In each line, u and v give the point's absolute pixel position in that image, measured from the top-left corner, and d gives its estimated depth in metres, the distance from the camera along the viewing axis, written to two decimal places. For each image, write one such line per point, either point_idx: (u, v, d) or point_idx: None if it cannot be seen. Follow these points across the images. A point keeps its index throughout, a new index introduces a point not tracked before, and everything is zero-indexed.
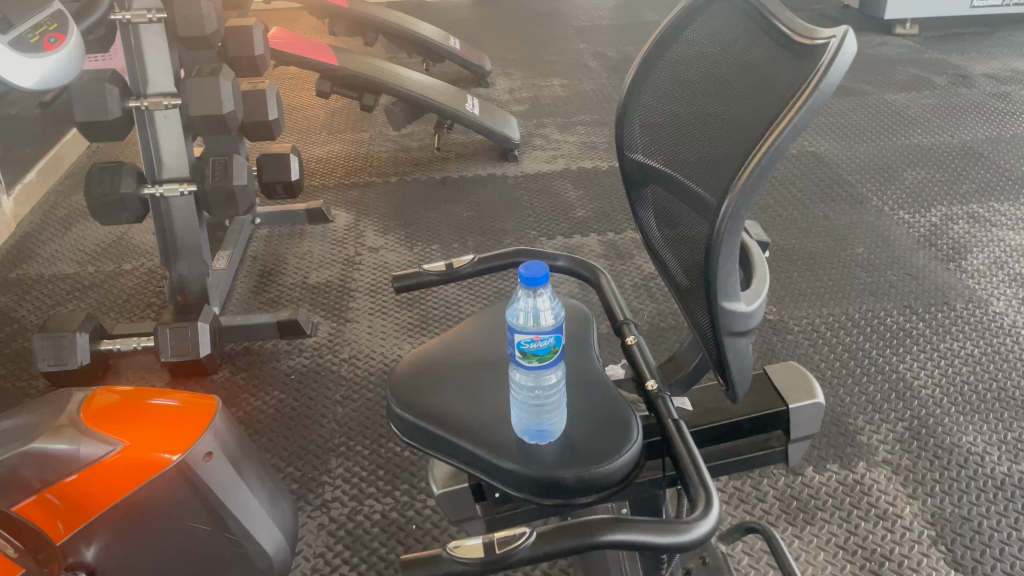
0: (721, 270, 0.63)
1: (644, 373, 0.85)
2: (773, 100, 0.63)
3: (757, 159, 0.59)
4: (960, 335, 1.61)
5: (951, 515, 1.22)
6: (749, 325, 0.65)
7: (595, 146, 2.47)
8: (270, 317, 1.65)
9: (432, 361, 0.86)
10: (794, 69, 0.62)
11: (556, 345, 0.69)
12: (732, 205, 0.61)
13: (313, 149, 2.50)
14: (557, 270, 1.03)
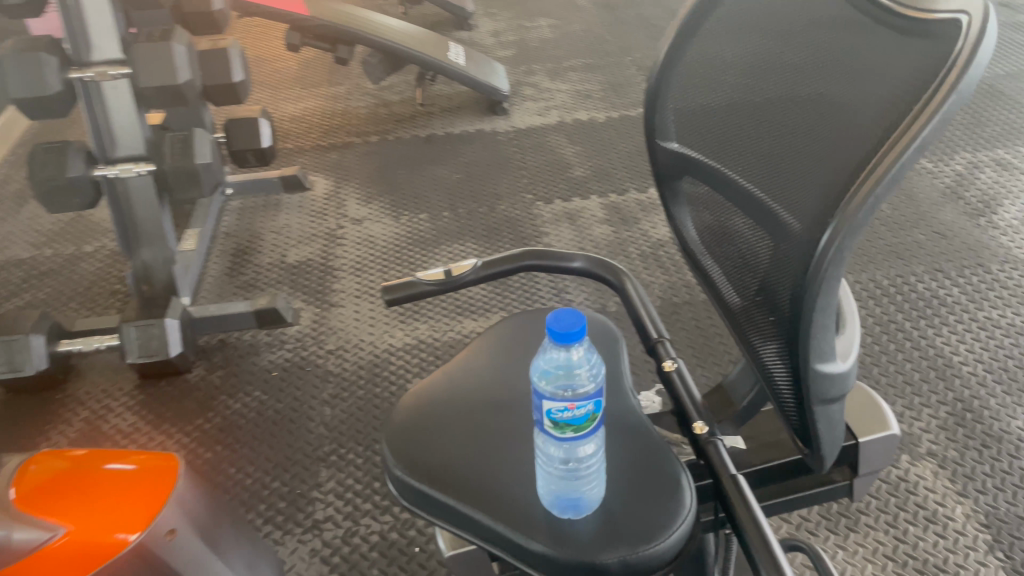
0: (816, 324, 0.49)
1: (691, 414, 0.73)
2: (880, 100, 0.49)
3: (870, 184, 0.45)
4: (997, 302, 1.49)
5: (1007, 514, 1.12)
6: (843, 389, 0.53)
7: (590, 94, 2.29)
8: (247, 305, 1.50)
9: (436, 403, 0.73)
10: (907, 60, 0.48)
11: (596, 412, 0.56)
12: (833, 244, 0.47)
13: (286, 107, 2.31)
14: (572, 273, 0.90)
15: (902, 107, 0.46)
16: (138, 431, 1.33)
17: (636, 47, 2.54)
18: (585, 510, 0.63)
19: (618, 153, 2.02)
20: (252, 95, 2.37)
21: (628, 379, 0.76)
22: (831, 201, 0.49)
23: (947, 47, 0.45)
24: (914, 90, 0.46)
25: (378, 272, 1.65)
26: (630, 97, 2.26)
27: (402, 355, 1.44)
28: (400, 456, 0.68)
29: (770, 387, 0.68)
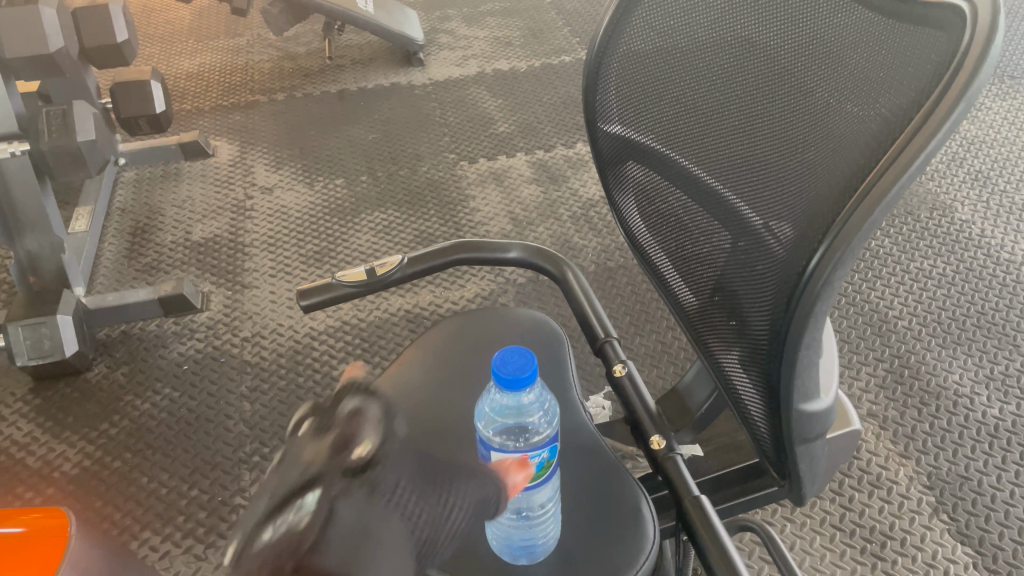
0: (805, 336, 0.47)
1: (646, 422, 0.67)
2: (872, 97, 0.44)
3: (866, 206, 0.41)
4: (929, 252, 1.46)
5: (949, 475, 1.12)
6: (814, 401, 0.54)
7: (509, 41, 2.17)
8: (149, 292, 1.37)
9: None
10: (900, 55, 0.43)
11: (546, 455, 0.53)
12: (830, 271, 0.43)
13: (181, 62, 2.12)
14: (508, 264, 0.82)
15: (898, 113, 0.41)
16: (35, 442, 1.21)
17: None
18: (541, 556, 0.58)
19: (542, 105, 1.93)
20: (143, 51, 2.17)
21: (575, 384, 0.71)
22: (819, 215, 0.45)
23: (951, 41, 0.40)
24: (916, 94, 0.41)
25: (294, 246, 1.54)
26: (551, 43, 2.15)
27: (324, 340, 1.34)
28: None
29: (723, 385, 0.63)
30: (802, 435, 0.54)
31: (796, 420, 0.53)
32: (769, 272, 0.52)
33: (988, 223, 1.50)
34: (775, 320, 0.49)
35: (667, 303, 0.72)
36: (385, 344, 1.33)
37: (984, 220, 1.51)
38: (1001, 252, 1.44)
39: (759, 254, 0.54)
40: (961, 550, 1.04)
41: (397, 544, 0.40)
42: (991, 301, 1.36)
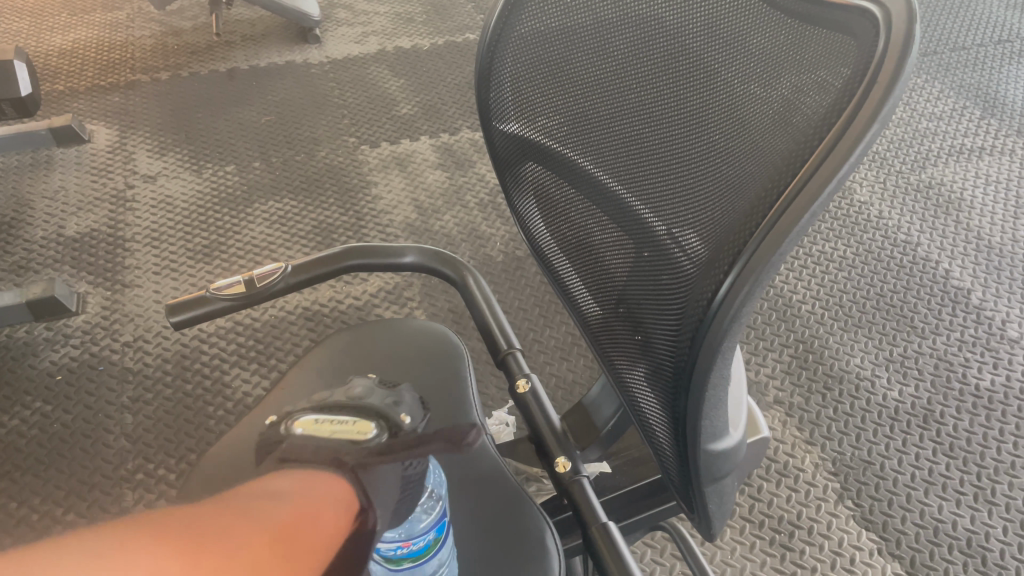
0: (711, 370, 0.44)
1: (549, 440, 0.63)
2: (785, 96, 0.40)
3: (777, 235, 0.37)
4: (829, 235, 1.47)
5: (853, 460, 1.13)
6: (720, 433, 0.51)
7: (411, 18, 2.08)
8: (16, 295, 1.25)
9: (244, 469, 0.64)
10: (809, 57, 0.40)
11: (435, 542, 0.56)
12: (738, 304, 0.39)
13: (52, 38, 1.95)
14: (404, 270, 0.77)
15: (806, 132, 0.37)
16: None
17: None
18: None
19: (446, 85, 1.86)
20: (9, 25, 1.99)
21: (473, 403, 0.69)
22: (727, 239, 0.41)
23: (862, 49, 0.36)
24: (825, 110, 0.36)
25: (180, 241, 1.43)
26: (454, 19, 2.07)
27: (214, 342, 1.26)
28: None
29: (629, 406, 0.59)
30: (711, 474, 0.52)
31: (704, 459, 0.50)
32: (674, 286, 0.48)
33: (885, 205, 1.52)
34: (681, 348, 0.45)
35: (572, 313, 0.68)
36: (280, 345, 1.26)
37: (881, 202, 1.53)
38: (898, 233, 1.46)
39: (663, 264, 0.50)
40: (865, 536, 1.05)
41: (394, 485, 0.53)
42: (889, 282, 1.38)
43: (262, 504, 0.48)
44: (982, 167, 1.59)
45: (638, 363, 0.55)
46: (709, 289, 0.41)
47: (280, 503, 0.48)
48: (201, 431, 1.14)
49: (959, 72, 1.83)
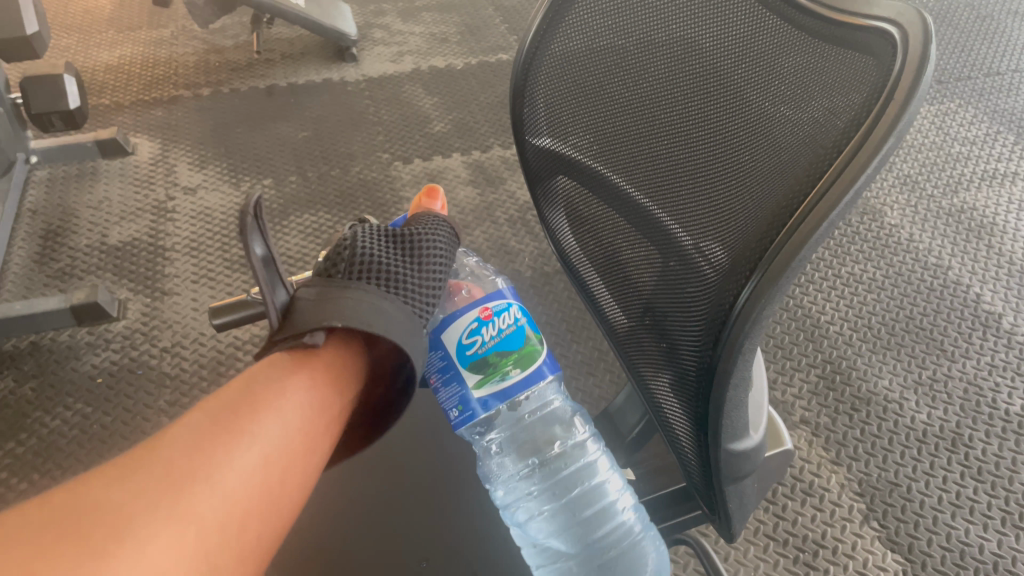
0: (733, 374, 0.46)
1: None
2: (809, 113, 0.42)
3: (796, 244, 0.38)
4: (859, 257, 1.47)
5: (879, 481, 1.13)
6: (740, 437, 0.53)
7: (446, 38, 2.13)
8: (61, 300, 1.29)
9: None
10: (832, 75, 0.41)
11: (470, 343, 0.74)
12: (758, 309, 0.41)
13: (99, 54, 2.02)
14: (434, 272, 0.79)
15: (825, 148, 0.39)
16: None
17: None
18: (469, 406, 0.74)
19: (478, 104, 1.89)
20: (59, 42, 2.06)
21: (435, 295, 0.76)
22: (748, 247, 0.43)
23: (881, 68, 0.38)
24: (845, 125, 0.38)
25: (217, 251, 1.47)
26: (487, 40, 2.11)
27: (249, 350, 1.29)
28: None
29: (655, 413, 0.61)
30: (732, 474, 0.53)
31: (726, 459, 0.52)
32: (699, 296, 0.50)
33: (916, 227, 1.52)
34: (705, 356, 0.47)
35: (601, 325, 0.69)
36: None
37: (911, 225, 1.52)
38: (928, 256, 1.46)
39: (688, 276, 0.52)
40: (891, 557, 1.05)
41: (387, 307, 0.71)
42: (920, 305, 1.37)
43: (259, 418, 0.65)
44: (1015, 193, 1.58)
45: (663, 371, 0.56)
46: (731, 294, 0.43)
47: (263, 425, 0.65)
48: None
49: (993, 97, 1.82)
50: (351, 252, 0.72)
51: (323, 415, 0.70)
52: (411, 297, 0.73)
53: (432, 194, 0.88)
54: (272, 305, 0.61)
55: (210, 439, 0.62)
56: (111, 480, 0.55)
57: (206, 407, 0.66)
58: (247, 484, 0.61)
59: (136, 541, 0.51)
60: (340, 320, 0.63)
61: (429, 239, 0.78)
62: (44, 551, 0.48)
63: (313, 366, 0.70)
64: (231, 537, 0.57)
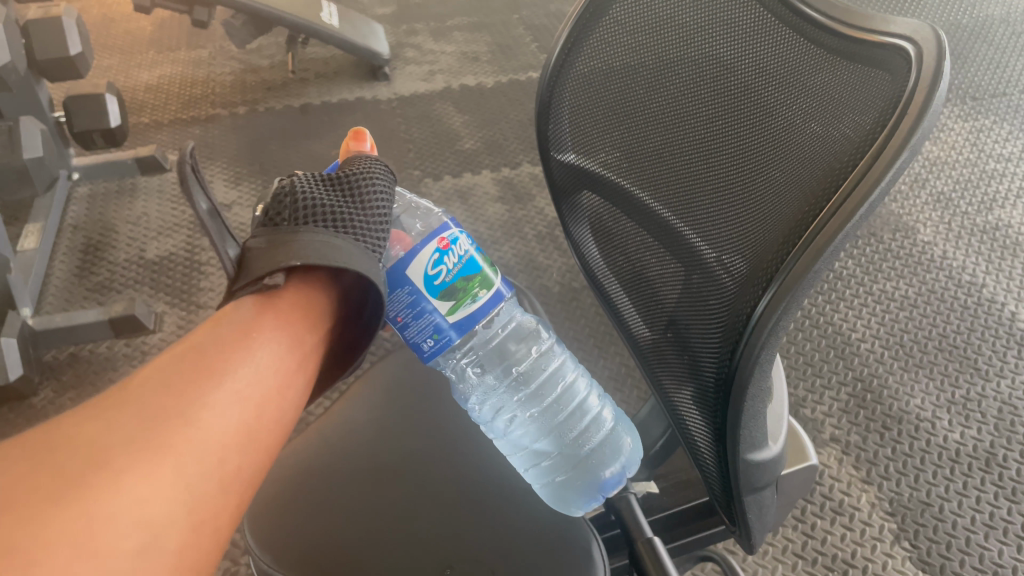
0: (750, 382, 0.47)
1: None
2: (828, 126, 0.43)
3: (812, 254, 0.40)
4: (891, 274, 1.44)
5: (910, 501, 1.11)
6: (761, 453, 0.54)
7: (476, 57, 2.15)
8: (99, 313, 1.32)
9: (313, 471, 0.72)
10: (852, 89, 0.42)
11: (434, 273, 0.61)
12: (776, 317, 0.42)
13: (140, 75, 2.08)
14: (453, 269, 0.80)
15: (841, 160, 0.40)
16: None
17: (523, 2, 2.39)
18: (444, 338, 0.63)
19: (508, 122, 1.91)
20: (101, 62, 2.12)
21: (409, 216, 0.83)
22: (768, 258, 0.44)
23: (897, 83, 0.40)
24: (860, 140, 0.40)
25: None
26: (518, 59, 2.13)
27: None
28: (265, 536, 0.67)
29: (676, 426, 0.61)
30: (751, 485, 0.54)
31: (745, 469, 0.52)
32: (719, 308, 0.50)
33: (950, 244, 1.50)
34: (724, 364, 0.48)
35: (624, 338, 0.70)
36: None
37: (945, 242, 1.50)
38: (961, 274, 1.44)
39: (710, 288, 0.53)
40: None
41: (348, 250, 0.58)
42: (953, 323, 1.35)
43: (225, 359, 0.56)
44: None
45: (684, 383, 0.57)
46: (751, 303, 0.45)
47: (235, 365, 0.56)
48: None
49: None
50: (288, 194, 0.59)
51: (299, 352, 0.61)
52: (361, 232, 0.60)
53: (359, 136, 0.70)
54: (223, 256, 0.56)
55: (184, 379, 0.54)
56: (82, 418, 0.49)
57: (178, 346, 0.58)
58: (229, 419, 0.53)
59: (110, 481, 0.45)
60: (297, 259, 0.55)
61: (368, 172, 0.64)
62: (9, 493, 0.42)
63: (279, 300, 0.61)
64: (218, 473, 0.50)
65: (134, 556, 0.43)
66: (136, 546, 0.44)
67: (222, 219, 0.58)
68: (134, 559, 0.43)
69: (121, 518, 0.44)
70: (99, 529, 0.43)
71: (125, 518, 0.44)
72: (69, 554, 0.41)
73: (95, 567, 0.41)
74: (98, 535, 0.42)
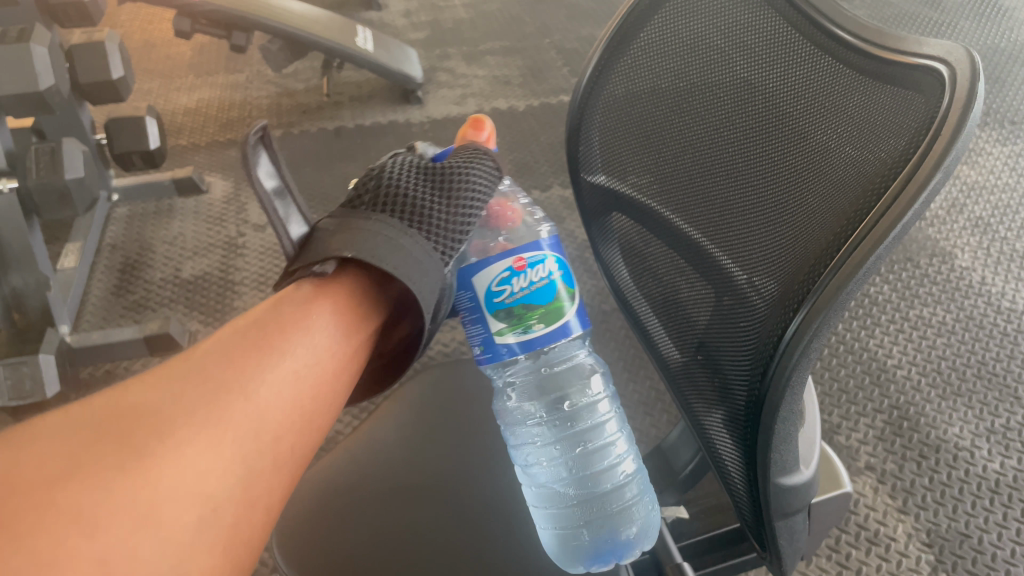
0: (782, 405, 0.46)
1: None
2: (861, 148, 0.43)
3: (844, 276, 0.39)
4: (928, 299, 1.41)
5: (948, 532, 1.09)
6: (792, 474, 0.53)
7: (508, 80, 2.17)
8: (135, 330, 1.35)
9: (341, 489, 0.72)
10: (884, 112, 0.42)
11: (497, 291, 0.61)
12: (808, 338, 0.42)
13: (179, 98, 2.12)
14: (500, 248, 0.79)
15: (874, 180, 0.40)
16: None
17: (555, 26, 2.40)
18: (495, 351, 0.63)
19: (540, 145, 1.91)
20: (142, 86, 2.18)
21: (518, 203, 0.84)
22: (800, 278, 0.44)
23: (930, 105, 0.39)
24: (893, 161, 0.39)
25: None
26: (549, 83, 2.14)
27: None
28: (294, 553, 0.67)
29: (706, 450, 0.60)
30: (781, 509, 0.53)
31: (775, 492, 0.52)
32: (750, 330, 0.50)
33: (989, 271, 1.46)
34: (755, 385, 0.47)
35: (654, 360, 0.69)
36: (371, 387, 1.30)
37: (984, 267, 1.47)
38: (1001, 300, 1.41)
39: (741, 310, 0.52)
40: None
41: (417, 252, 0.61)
42: (992, 350, 1.32)
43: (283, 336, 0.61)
44: None
45: (715, 407, 0.56)
46: (782, 324, 0.44)
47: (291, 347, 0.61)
48: None
49: None
50: (377, 185, 0.64)
51: (351, 343, 0.64)
52: (435, 233, 0.64)
53: (478, 125, 0.74)
54: (286, 238, 0.59)
55: (243, 356, 0.58)
56: (150, 389, 0.54)
57: (239, 322, 0.63)
58: (284, 399, 0.58)
59: (172, 450, 0.49)
60: (353, 250, 0.58)
61: (468, 171, 0.67)
62: (83, 455, 0.47)
63: (337, 288, 0.64)
64: (267, 452, 0.55)
65: (191, 526, 0.47)
66: (194, 518, 0.48)
67: (297, 198, 0.61)
68: (192, 529, 0.47)
69: (181, 488, 0.48)
70: (160, 497, 0.47)
71: (184, 487, 0.48)
72: (133, 521, 0.45)
73: (155, 535, 0.45)
74: (159, 503, 0.46)
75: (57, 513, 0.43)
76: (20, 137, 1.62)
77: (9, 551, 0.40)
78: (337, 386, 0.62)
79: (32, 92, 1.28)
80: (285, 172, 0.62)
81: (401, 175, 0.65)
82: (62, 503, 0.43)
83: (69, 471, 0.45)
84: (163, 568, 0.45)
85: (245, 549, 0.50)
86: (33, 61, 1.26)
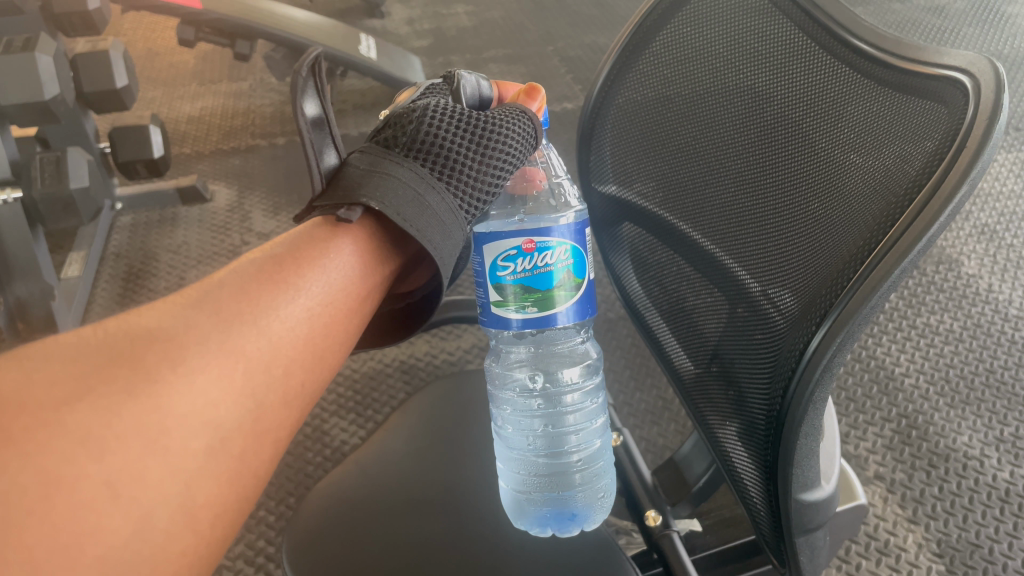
0: (806, 416, 0.45)
1: (643, 502, 0.73)
2: (881, 162, 0.42)
3: (866, 290, 0.39)
4: (935, 307, 1.41)
5: (959, 542, 1.08)
6: (811, 490, 0.53)
7: None
8: None
9: (348, 501, 0.71)
10: (904, 128, 0.42)
11: (501, 265, 0.60)
12: (830, 354, 0.42)
13: (183, 107, 2.12)
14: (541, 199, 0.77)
15: (897, 194, 0.40)
16: None
17: (559, 35, 2.40)
18: (491, 322, 0.63)
19: None
20: (146, 94, 2.18)
21: (562, 174, 0.80)
22: (819, 295, 0.43)
23: (953, 116, 0.39)
24: (914, 177, 0.39)
25: None
26: (553, 90, 2.13)
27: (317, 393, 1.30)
28: (302, 563, 0.66)
29: (721, 462, 0.60)
30: (802, 525, 0.53)
31: (795, 507, 0.51)
32: (767, 342, 0.50)
33: (996, 278, 1.46)
34: (775, 398, 0.47)
35: (663, 367, 0.69)
36: (377, 396, 1.30)
37: (991, 275, 1.46)
38: (1009, 308, 1.40)
39: (757, 322, 0.52)
40: None
41: (446, 210, 0.55)
42: (1000, 358, 1.31)
43: (309, 265, 0.54)
44: None
45: (729, 419, 0.56)
46: (804, 340, 0.44)
47: (305, 285, 0.53)
48: (299, 474, 1.19)
49: None
50: (418, 126, 0.56)
51: (367, 288, 0.56)
52: (464, 191, 0.57)
53: (531, 92, 0.67)
54: (316, 170, 0.52)
55: (259, 284, 0.51)
56: (161, 312, 0.47)
57: (255, 253, 0.56)
58: (298, 333, 0.51)
59: (186, 377, 0.43)
60: (383, 201, 0.52)
61: (510, 130, 0.60)
62: (88, 377, 0.40)
63: (356, 229, 0.57)
64: (281, 388, 0.49)
65: (201, 456, 0.42)
66: (204, 446, 0.42)
67: (329, 120, 0.54)
68: (202, 456, 0.42)
69: (193, 416, 0.42)
70: (171, 424, 0.41)
71: (196, 416, 0.42)
72: (142, 445, 0.39)
73: (164, 462, 0.40)
74: (171, 432, 0.41)
75: (61, 434, 0.37)
76: (24, 147, 1.62)
77: (10, 472, 0.35)
78: (350, 330, 0.56)
79: (36, 102, 1.28)
80: (329, 97, 0.55)
81: (439, 118, 0.57)
82: (69, 425, 0.38)
83: (72, 394, 0.39)
84: (170, 500, 0.40)
85: (254, 483, 0.46)
86: (37, 71, 1.26)
